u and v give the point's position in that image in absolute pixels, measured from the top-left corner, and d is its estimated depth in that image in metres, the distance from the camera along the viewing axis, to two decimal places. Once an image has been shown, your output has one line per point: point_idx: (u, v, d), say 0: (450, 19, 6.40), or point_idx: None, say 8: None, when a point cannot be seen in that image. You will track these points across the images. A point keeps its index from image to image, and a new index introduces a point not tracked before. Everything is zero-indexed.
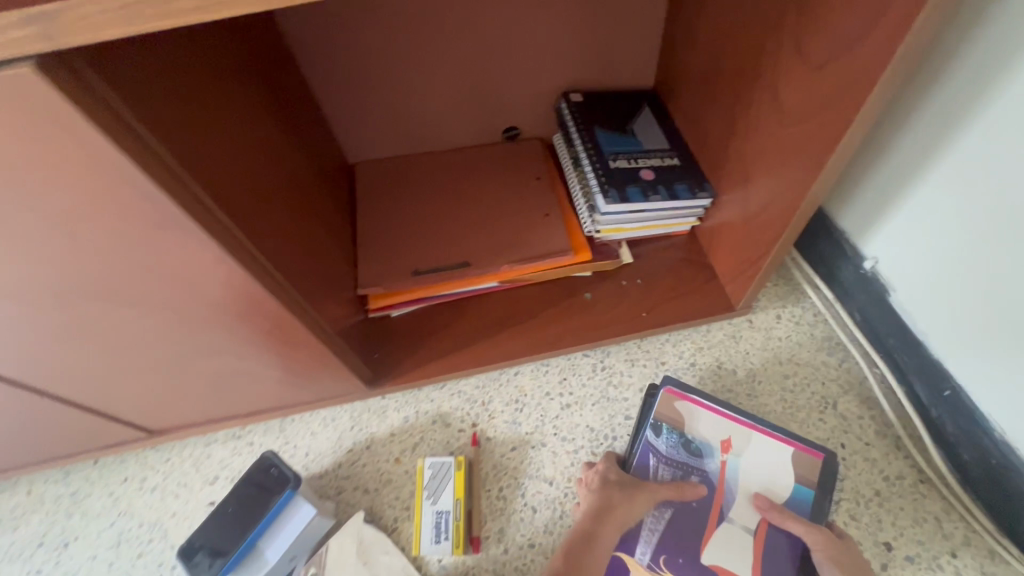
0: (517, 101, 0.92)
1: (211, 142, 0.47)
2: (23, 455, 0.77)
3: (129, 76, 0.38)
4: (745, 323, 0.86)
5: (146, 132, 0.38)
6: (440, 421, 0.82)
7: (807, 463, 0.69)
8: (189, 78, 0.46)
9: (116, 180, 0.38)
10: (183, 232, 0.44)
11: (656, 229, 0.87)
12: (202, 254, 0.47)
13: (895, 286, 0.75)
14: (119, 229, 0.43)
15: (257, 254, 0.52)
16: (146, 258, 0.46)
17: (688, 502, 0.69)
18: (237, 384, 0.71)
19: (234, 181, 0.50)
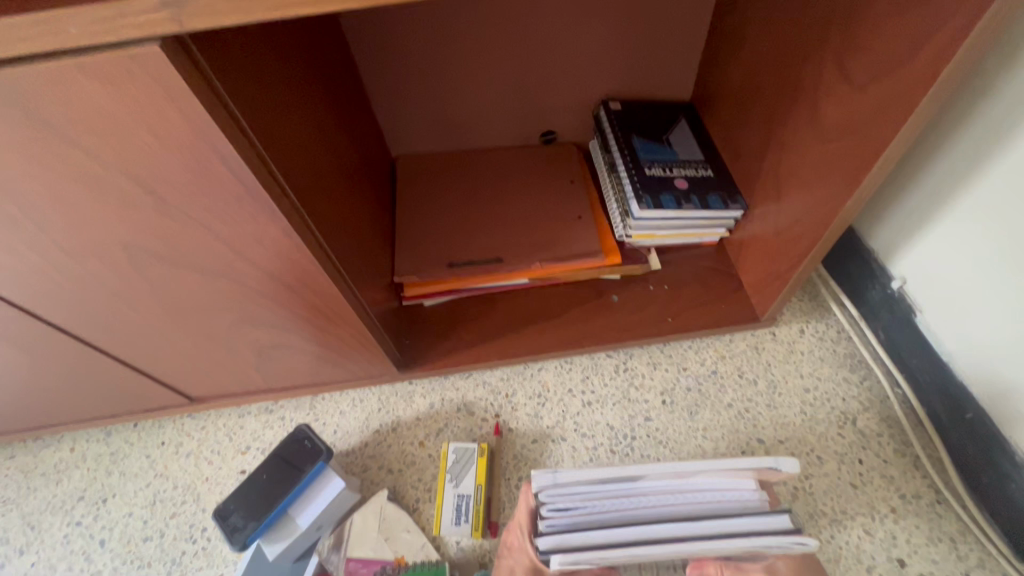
0: (558, 106, 0.95)
1: (284, 126, 0.51)
2: (73, 411, 0.81)
3: (224, 59, 0.42)
4: (768, 334, 0.87)
5: (232, 108, 0.42)
6: (464, 409, 0.85)
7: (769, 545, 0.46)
8: (271, 66, 0.50)
9: (207, 152, 0.42)
10: (257, 204, 0.48)
11: (686, 238, 0.90)
12: (271, 227, 0.50)
13: (922, 307, 0.76)
14: (201, 198, 0.47)
15: (316, 232, 0.56)
16: (220, 227, 0.50)
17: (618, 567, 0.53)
18: (278, 357, 0.75)
19: (298, 161, 0.54)
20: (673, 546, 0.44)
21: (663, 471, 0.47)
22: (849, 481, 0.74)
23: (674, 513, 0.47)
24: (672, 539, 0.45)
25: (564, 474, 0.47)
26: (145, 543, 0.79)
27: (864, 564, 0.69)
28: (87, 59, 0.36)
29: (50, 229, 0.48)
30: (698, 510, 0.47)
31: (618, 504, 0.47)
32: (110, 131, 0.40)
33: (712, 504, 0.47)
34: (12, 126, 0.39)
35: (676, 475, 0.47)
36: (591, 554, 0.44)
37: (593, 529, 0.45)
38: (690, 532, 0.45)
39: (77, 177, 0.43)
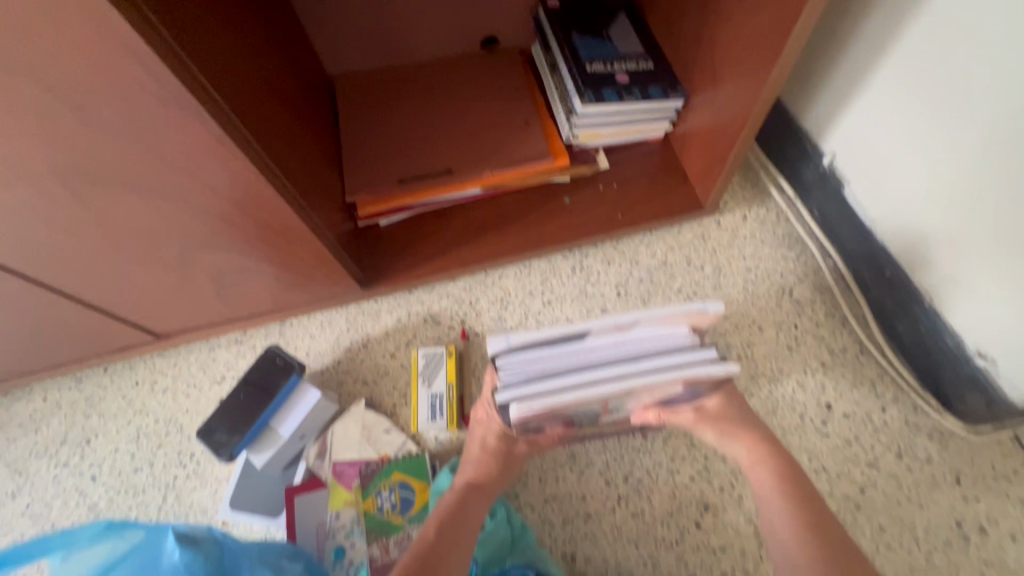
0: (495, 8, 0.91)
1: (197, 26, 0.49)
2: (36, 359, 0.81)
3: None
4: (713, 223, 0.92)
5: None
6: (431, 319, 0.89)
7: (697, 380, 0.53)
8: None
9: (116, 50, 0.41)
10: (182, 107, 0.47)
11: (631, 134, 0.91)
12: (203, 135, 0.50)
13: (849, 180, 0.81)
14: (121, 105, 0.45)
15: (253, 142, 0.55)
16: (149, 139, 0.49)
17: (572, 419, 0.59)
18: (237, 282, 0.75)
19: (222, 64, 0.52)
20: (618, 384, 0.51)
21: (606, 325, 0.52)
22: (785, 344, 0.82)
23: (618, 359, 0.53)
24: (616, 379, 0.51)
25: (517, 337, 0.52)
26: (137, 474, 0.82)
27: (797, 411, 0.78)
28: None
29: None
30: (638, 355, 0.53)
31: (567, 358, 0.53)
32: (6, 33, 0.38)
33: (651, 347, 0.53)
34: None
35: (618, 328, 0.53)
36: (545, 398, 0.50)
37: (549, 381, 0.51)
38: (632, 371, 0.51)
39: None
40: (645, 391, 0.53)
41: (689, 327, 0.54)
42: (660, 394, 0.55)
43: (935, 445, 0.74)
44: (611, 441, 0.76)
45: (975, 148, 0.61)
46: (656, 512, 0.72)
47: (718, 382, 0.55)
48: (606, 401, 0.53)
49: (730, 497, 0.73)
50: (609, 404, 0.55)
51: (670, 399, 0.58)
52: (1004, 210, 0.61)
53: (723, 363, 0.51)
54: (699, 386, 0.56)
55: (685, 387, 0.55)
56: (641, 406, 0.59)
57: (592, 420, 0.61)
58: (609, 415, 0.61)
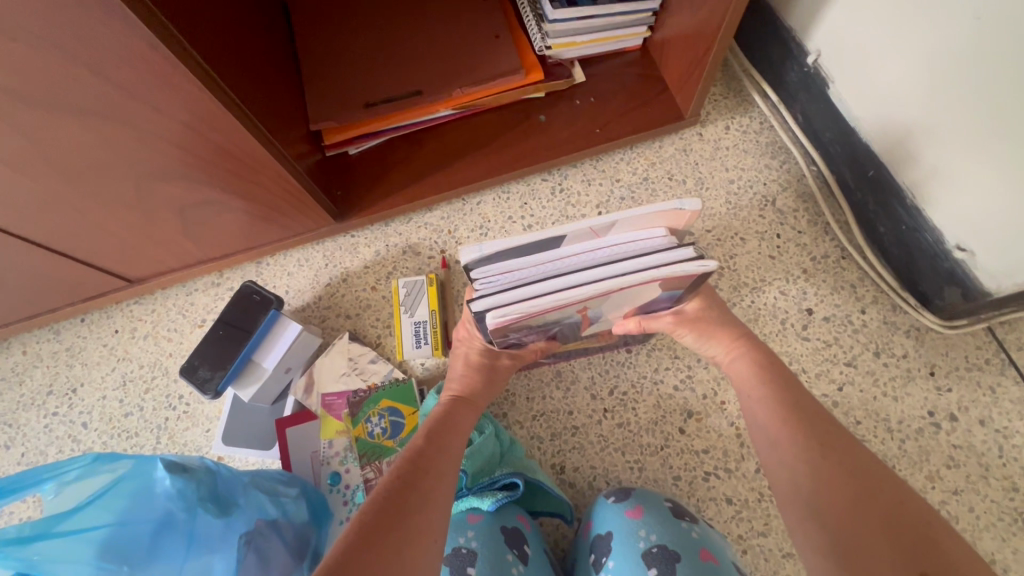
0: None
1: None
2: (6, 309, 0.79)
3: None
4: (695, 136, 0.89)
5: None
6: (410, 251, 0.87)
7: (676, 281, 0.52)
8: None
9: None
10: (103, 6, 0.42)
11: (608, 44, 0.86)
12: (135, 44, 0.46)
13: (833, 79, 0.77)
14: (36, 10, 0.41)
15: (197, 55, 0.51)
16: (77, 51, 0.45)
17: (551, 332, 0.59)
18: (204, 217, 0.73)
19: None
20: (594, 287, 0.50)
21: (581, 228, 0.50)
22: (768, 254, 0.81)
23: (594, 264, 0.52)
24: (592, 282, 0.50)
25: (489, 245, 0.49)
26: (127, 418, 0.82)
27: (779, 317, 0.79)
28: None
29: None
30: (614, 258, 0.52)
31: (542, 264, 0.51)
32: None
33: (628, 250, 0.52)
34: None
35: (593, 232, 0.51)
36: (521, 306, 0.49)
37: (524, 290, 0.50)
38: (607, 274, 0.50)
39: None
40: (621, 295, 0.53)
41: (666, 228, 0.52)
42: (637, 297, 0.55)
43: (911, 342, 0.76)
44: (597, 357, 0.77)
45: (963, 25, 0.58)
46: (641, 421, 0.74)
47: (694, 283, 0.55)
48: (583, 307, 0.53)
49: (712, 403, 0.74)
50: (587, 311, 0.55)
51: (649, 303, 0.58)
52: (989, 94, 0.59)
53: (700, 260, 0.50)
54: (676, 288, 0.55)
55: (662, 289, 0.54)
56: (619, 313, 0.59)
57: (572, 331, 0.61)
58: (589, 325, 0.60)
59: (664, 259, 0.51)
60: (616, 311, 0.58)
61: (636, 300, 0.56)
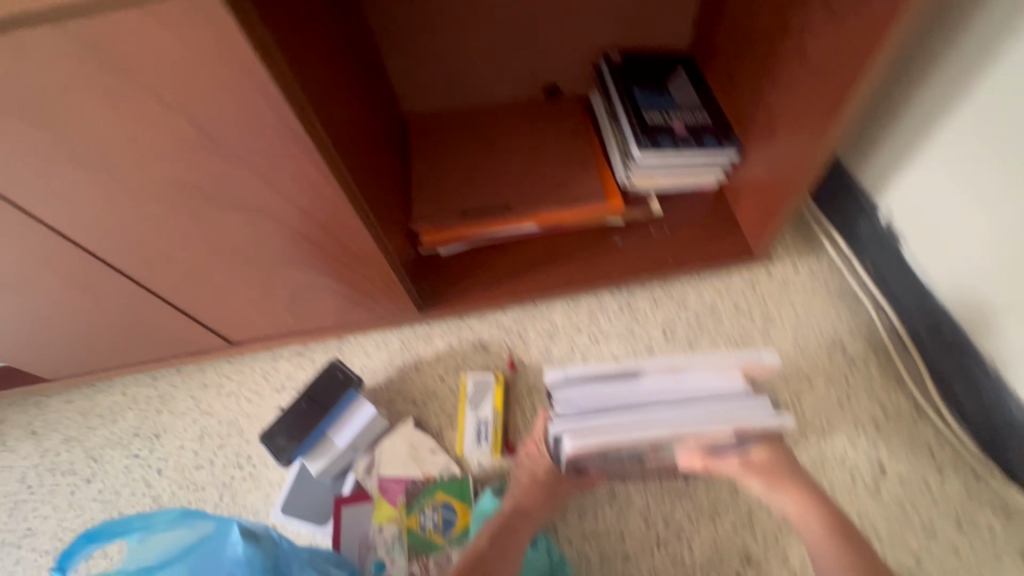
0: (560, 61, 0.99)
1: (313, 72, 0.55)
2: (122, 355, 0.88)
3: (265, 9, 0.46)
4: (763, 272, 0.93)
5: (272, 44, 0.46)
6: (480, 347, 0.92)
7: (750, 431, 0.54)
8: (301, 19, 0.55)
9: (253, 94, 0.47)
10: (296, 141, 0.53)
11: (686, 182, 0.94)
12: (308, 167, 0.56)
13: (907, 239, 0.81)
14: (246, 140, 0.52)
15: (346, 174, 0.61)
16: (261, 169, 0.56)
17: (617, 462, 0.61)
18: (309, 297, 0.81)
19: (327, 100, 0.58)
20: (670, 425, 0.52)
21: (660, 365, 0.55)
22: (836, 399, 0.81)
23: (670, 401, 0.55)
24: (668, 419, 0.53)
25: (574, 370, 0.55)
26: (198, 471, 0.88)
27: (848, 470, 0.76)
28: (155, 3, 0.40)
29: (112, 165, 0.53)
30: (690, 399, 0.55)
31: (620, 394, 0.55)
32: (169, 78, 0.45)
33: (704, 393, 0.55)
34: (83, 65, 0.43)
35: (671, 370, 0.55)
36: (598, 435, 0.52)
37: (602, 417, 0.53)
38: (683, 414, 0.53)
39: (134, 113, 0.48)
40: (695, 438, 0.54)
41: (740, 376, 0.56)
42: (707, 440, 0.56)
43: (998, 519, 0.72)
44: (653, 482, 0.76)
45: None
46: (696, 559, 0.72)
47: (766, 432, 0.56)
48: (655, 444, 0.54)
49: (774, 552, 0.71)
50: (658, 446, 0.57)
51: (720, 445, 0.59)
52: None
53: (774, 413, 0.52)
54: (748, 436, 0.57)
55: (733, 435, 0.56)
56: (688, 451, 0.60)
57: (638, 460, 0.62)
58: (658, 458, 0.62)
59: (740, 407, 0.53)
60: (685, 449, 0.59)
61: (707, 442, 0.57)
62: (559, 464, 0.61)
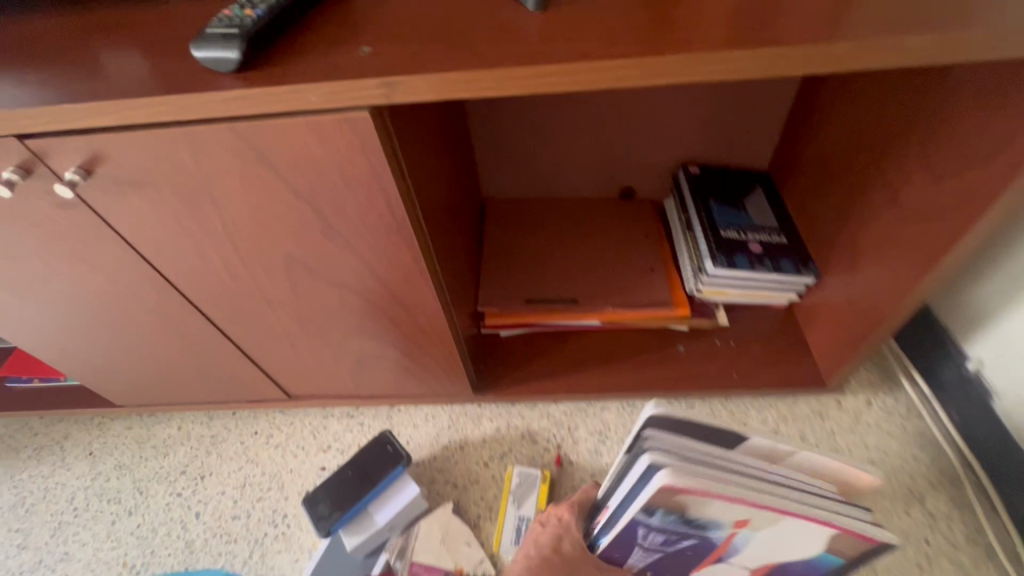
0: (639, 167, 1.03)
1: (424, 171, 0.60)
2: (189, 394, 0.92)
3: (398, 121, 0.51)
4: (833, 402, 0.88)
5: (399, 150, 0.51)
6: (528, 437, 0.91)
7: (849, 541, 0.53)
8: (422, 125, 0.61)
9: (375, 192, 0.52)
10: (402, 233, 0.56)
11: (757, 298, 0.93)
12: (406, 256, 0.59)
13: (999, 393, 0.76)
14: (356, 227, 0.56)
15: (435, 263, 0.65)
16: (362, 252, 0.59)
17: (683, 540, 0.59)
18: (373, 366, 0.84)
19: (430, 196, 0.63)
20: (774, 499, 0.51)
21: (764, 440, 0.56)
22: (915, 562, 0.74)
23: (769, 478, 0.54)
24: (771, 492, 0.52)
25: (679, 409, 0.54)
26: (234, 521, 0.88)
27: None
28: (314, 114, 0.46)
29: (235, 234, 0.58)
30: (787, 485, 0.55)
31: (718, 454, 0.54)
32: (305, 172, 0.50)
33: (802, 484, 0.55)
34: (239, 154, 0.49)
35: (774, 450, 0.56)
36: (699, 480, 0.49)
37: (701, 465, 0.52)
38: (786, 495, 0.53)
39: (267, 196, 0.53)
40: (788, 530, 0.53)
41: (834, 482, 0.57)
42: (790, 539, 0.55)
43: None
44: None
45: None
46: None
47: None
48: (745, 522, 0.54)
49: None
50: (740, 526, 0.54)
51: (791, 557, 0.59)
52: None
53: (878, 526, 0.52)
54: (828, 553, 0.57)
55: (816, 546, 0.56)
56: (758, 554, 0.59)
57: (700, 553, 0.61)
58: (722, 553, 0.61)
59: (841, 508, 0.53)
60: (758, 550, 0.59)
61: (784, 547, 0.57)
62: (621, 517, 0.58)
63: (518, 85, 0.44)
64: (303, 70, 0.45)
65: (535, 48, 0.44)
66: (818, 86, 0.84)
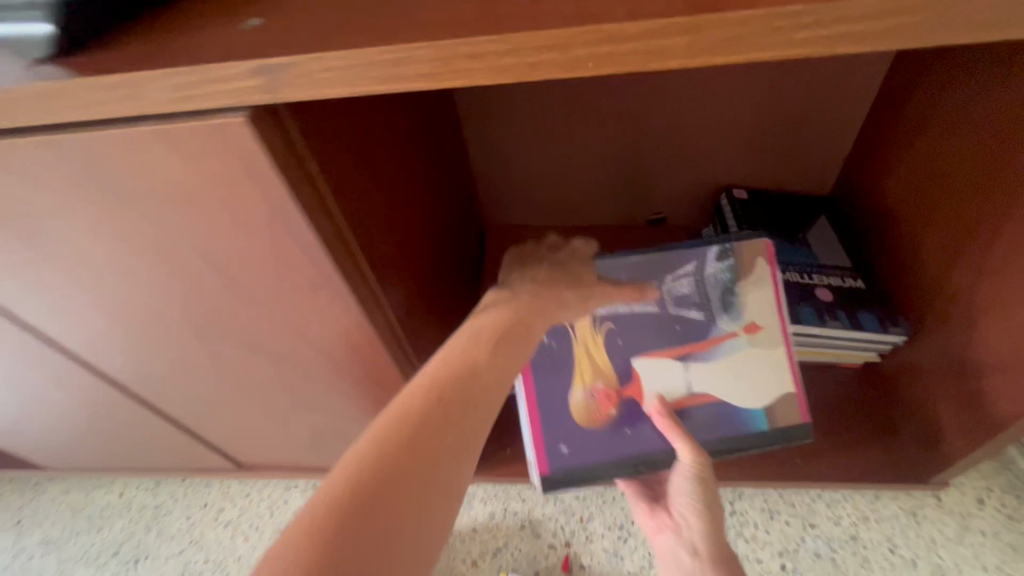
0: (672, 190, 0.85)
1: (378, 200, 0.44)
2: (123, 459, 0.77)
3: (321, 132, 0.35)
4: (932, 500, 0.69)
5: (317, 166, 0.34)
6: (529, 529, 0.73)
7: (787, 410, 0.60)
8: (377, 138, 0.45)
9: (282, 235, 0.35)
10: (334, 290, 0.40)
11: (824, 358, 0.72)
12: (345, 318, 0.43)
13: None
14: (270, 283, 0.40)
15: (394, 323, 0.48)
16: (285, 313, 0.43)
17: (685, 310, 0.61)
18: (333, 440, 0.67)
19: (385, 230, 0.45)
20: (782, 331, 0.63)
21: None
22: None
23: None
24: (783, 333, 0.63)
25: None
26: None
27: None
28: (173, 121, 0.30)
29: (114, 287, 0.42)
30: None
31: None
32: (181, 208, 0.34)
33: None
34: (82, 182, 0.33)
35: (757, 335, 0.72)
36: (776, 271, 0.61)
37: None
38: None
39: (137, 242, 0.37)
40: (771, 358, 0.61)
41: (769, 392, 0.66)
42: (744, 375, 0.61)
43: None
44: None
45: None
46: None
47: None
48: (754, 330, 0.61)
49: None
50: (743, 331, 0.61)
51: (732, 403, 0.61)
52: None
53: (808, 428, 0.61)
54: (765, 414, 0.60)
55: (761, 399, 0.61)
56: (722, 375, 0.61)
57: (680, 338, 0.61)
58: (695, 352, 0.61)
59: None
60: (723, 372, 0.61)
61: (742, 383, 0.61)
62: (679, 251, 0.61)
63: (483, 66, 0.27)
64: (157, 51, 0.29)
65: (513, 11, 0.28)
66: (910, 81, 0.64)
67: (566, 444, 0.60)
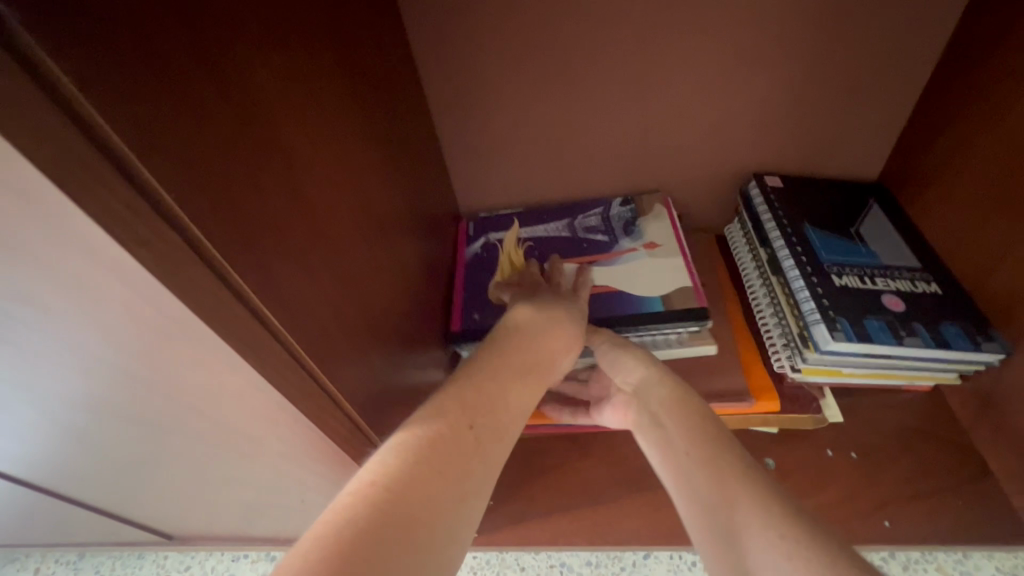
0: (687, 181, 0.70)
1: (256, 195, 0.31)
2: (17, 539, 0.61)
3: (103, 77, 0.22)
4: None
5: (98, 115, 0.22)
6: None
7: (684, 299, 0.59)
8: (251, 108, 0.31)
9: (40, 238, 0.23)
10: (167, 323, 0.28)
11: (885, 380, 0.59)
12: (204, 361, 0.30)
13: None
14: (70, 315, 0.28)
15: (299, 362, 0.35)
16: (136, 362, 0.31)
17: (591, 234, 0.67)
18: (279, 512, 0.53)
19: (265, 232, 0.31)
20: None
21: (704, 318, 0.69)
22: None
23: None
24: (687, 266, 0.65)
25: None
26: None
27: None
28: None
29: None
30: None
31: None
32: None
33: None
34: None
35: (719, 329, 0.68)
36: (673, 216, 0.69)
37: None
38: None
39: None
40: (665, 266, 0.62)
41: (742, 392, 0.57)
42: (640, 274, 0.62)
43: None
44: None
45: None
46: None
47: None
48: (653, 247, 0.64)
49: None
50: (645, 247, 0.64)
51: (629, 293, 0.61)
52: None
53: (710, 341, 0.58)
54: (661, 299, 0.59)
55: (658, 289, 0.60)
56: (624, 274, 0.62)
57: (587, 253, 0.66)
58: (598, 261, 0.64)
59: None
60: (623, 273, 0.62)
61: (639, 278, 0.61)
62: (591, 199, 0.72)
63: None
64: None
65: None
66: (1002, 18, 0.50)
67: (478, 312, 0.63)
